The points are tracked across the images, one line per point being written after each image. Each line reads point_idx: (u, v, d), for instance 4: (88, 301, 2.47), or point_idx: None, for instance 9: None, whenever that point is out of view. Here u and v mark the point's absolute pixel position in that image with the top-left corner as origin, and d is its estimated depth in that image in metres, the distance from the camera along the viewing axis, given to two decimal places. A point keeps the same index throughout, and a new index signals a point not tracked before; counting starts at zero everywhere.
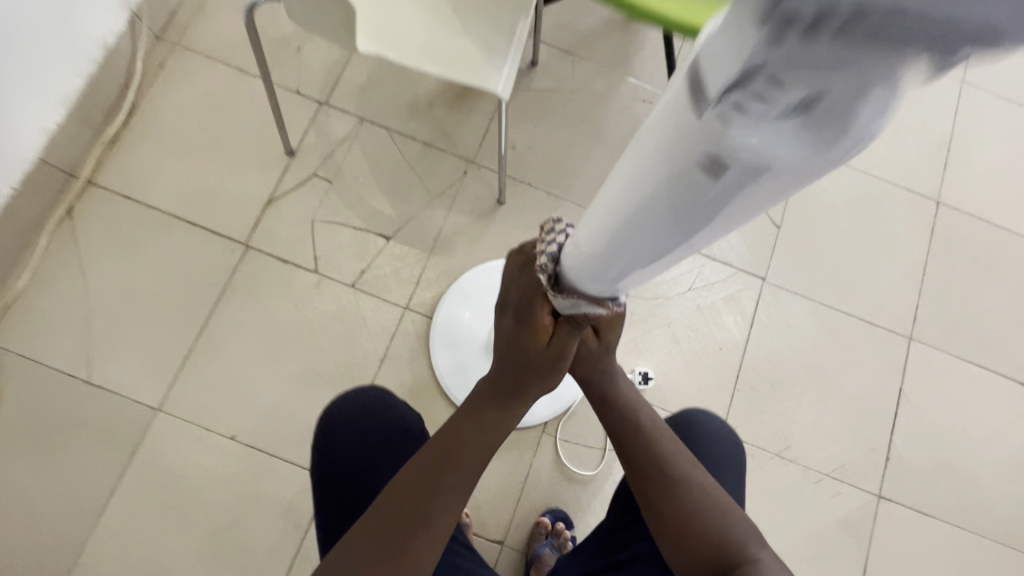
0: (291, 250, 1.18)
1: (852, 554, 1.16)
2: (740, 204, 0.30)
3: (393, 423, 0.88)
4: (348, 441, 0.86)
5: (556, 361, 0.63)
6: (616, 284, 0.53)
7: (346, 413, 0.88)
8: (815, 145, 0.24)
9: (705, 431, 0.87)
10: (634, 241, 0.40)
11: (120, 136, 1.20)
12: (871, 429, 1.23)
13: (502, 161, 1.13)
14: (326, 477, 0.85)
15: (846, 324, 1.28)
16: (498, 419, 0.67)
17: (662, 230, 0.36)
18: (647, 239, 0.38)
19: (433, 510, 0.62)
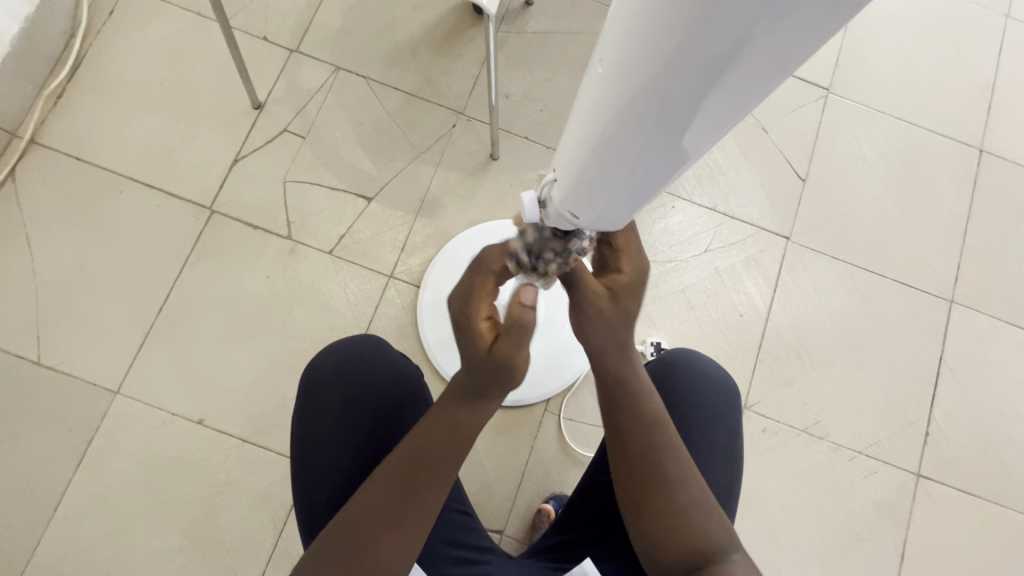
0: (261, 214, 1.06)
1: (890, 540, 1.05)
2: (729, 97, 0.29)
3: (381, 384, 0.73)
4: (328, 407, 0.71)
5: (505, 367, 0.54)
6: (606, 216, 0.44)
7: (325, 375, 0.73)
8: (755, 69, 0.26)
9: (689, 376, 0.70)
10: (599, 171, 0.39)
11: (68, 91, 1.08)
12: (908, 401, 1.11)
13: (494, 109, 1.00)
14: (306, 451, 0.71)
15: (879, 286, 1.15)
16: (467, 422, 0.59)
17: (630, 148, 0.35)
18: (614, 163, 0.37)
19: (392, 521, 0.58)
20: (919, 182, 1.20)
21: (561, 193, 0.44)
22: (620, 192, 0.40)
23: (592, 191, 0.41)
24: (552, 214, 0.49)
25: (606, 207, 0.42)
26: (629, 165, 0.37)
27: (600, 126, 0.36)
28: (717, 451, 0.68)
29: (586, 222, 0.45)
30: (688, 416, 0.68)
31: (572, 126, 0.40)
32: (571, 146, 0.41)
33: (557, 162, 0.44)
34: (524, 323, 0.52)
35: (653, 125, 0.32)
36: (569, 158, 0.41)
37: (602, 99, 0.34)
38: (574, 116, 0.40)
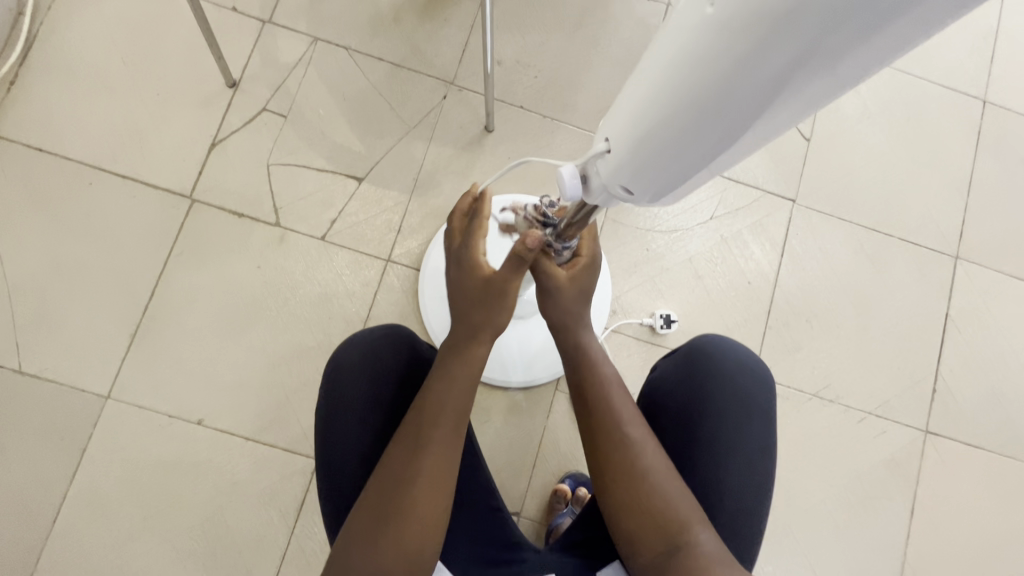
0: (246, 200, 0.99)
1: (900, 497, 1.06)
2: (864, 55, 0.25)
3: (399, 369, 0.70)
4: (348, 396, 0.68)
5: (496, 294, 0.60)
6: (660, 193, 0.40)
7: (347, 366, 0.68)
8: (912, 25, 0.23)
9: (716, 369, 0.67)
10: (667, 139, 0.35)
11: (23, 76, 0.99)
12: (915, 360, 1.11)
13: (489, 77, 0.94)
14: (327, 444, 0.67)
15: (885, 245, 1.13)
16: (460, 370, 0.61)
17: (717, 112, 0.31)
18: (690, 130, 0.33)
19: (414, 478, 0.56)
20: (923, 137, 1.17)
21: (613, 165, 0.40)
22: (686, 165, 0.36)
23: (652, 163, 0.37)
24: (596, 188, 0.44)
25: (665, 180, 0.38)
26: (708, 134, 0.33)
27: (686, 85, 0.32)
28: (752, 442, 0.66)
29: (642, 196, 0.41)
30: (719, 404, 0.66)
31: (639, 83, 0.36)
32: (636, 108, 0.36)
33: (609, 127, 0.40)
34: (518, 258, 0.57)
35: (758, 85, 0.29)
36: (629, 122, 0.37)
37: (695, 53, 0.30)
38: (645, 71, 0.35)
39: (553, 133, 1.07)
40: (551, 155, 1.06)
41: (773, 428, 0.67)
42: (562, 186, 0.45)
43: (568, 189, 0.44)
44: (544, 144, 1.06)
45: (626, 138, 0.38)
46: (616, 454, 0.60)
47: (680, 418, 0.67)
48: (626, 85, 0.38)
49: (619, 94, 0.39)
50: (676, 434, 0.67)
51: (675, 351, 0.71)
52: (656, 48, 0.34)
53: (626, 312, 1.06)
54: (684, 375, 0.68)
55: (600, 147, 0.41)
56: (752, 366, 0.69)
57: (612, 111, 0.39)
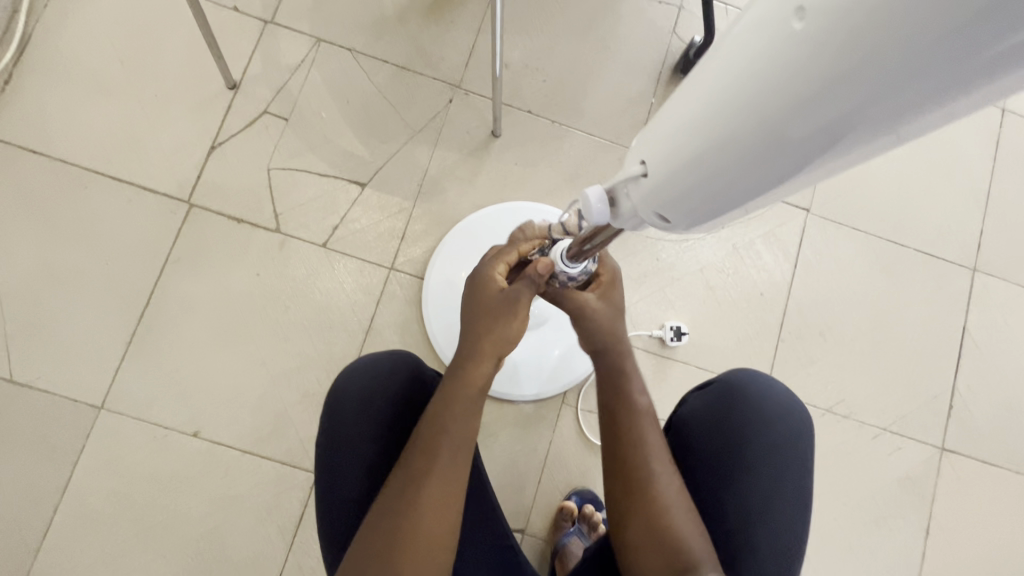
0: (245, 205, 0.97)
1: (915, 516, 1.03)
2: (958, 98, 0.23)
3: (404, 390, 0.67)
4: (353, 419, 0.65)
5: (511, 307, 0.60)
6: (697, 224, 0.37)
7: (349, 394, 0.65)
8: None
9: (753, 412, 0.67)
10: (712, 167, 0.32)
11: (18, 76, 0.97)
12: (931, 374, 1.08)
13: (497, 82, 0.91)
14: (331, 468, 0.64)
15: (901, 257, 1.10)
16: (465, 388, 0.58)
17: (774, 146, 0.29)
18: (739, 161, 0.31)
19: (418, 504, 0.53)
20: (939, 145, 1.15)
21: (649, 191, 0.37)
22: (726, 198, 0.33)
23: (689, 191, 0.34)
24: (624, 213, 0.41)
25: (702, 211, 0.35)
26: (760, 166, 0.30)
27: (744, 111, 0.29)
28: (786, 483, 0.65)
29: (677, 224, 0.38)
30: (754, 442, 0.66)
31: (685, 105, 0.33)
32: (678, 132, 0.34)
33: (644, 147, 0.37)
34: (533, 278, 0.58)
35: (827, 122, 0.26)
36: (669, 145, 0.34)
37: (760, 78, 0.28)
38: (694, 92, 0.33)
39: (561, 138, 1.04)
40: (559, 161, 1.03)
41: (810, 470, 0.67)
42: (588, 208, 0.42)
43: (594, 213, 0.42)
44: (552, 149, 1.03)
45: (664, 162, 0.35)
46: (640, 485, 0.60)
47: (712, 453, 0.66)
48: (667, 105, 0.36)
49: (659, 113, 0.36)
50: (707, 470, 0.66)
51: (707, 385, 0.70)
52: (710, 68, 0.32)
53: (635, 323, 1.03)
54: (717, 409, 0.68)
55: (634, 168, 0.38)
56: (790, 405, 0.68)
57: (651, 134, 0.37)
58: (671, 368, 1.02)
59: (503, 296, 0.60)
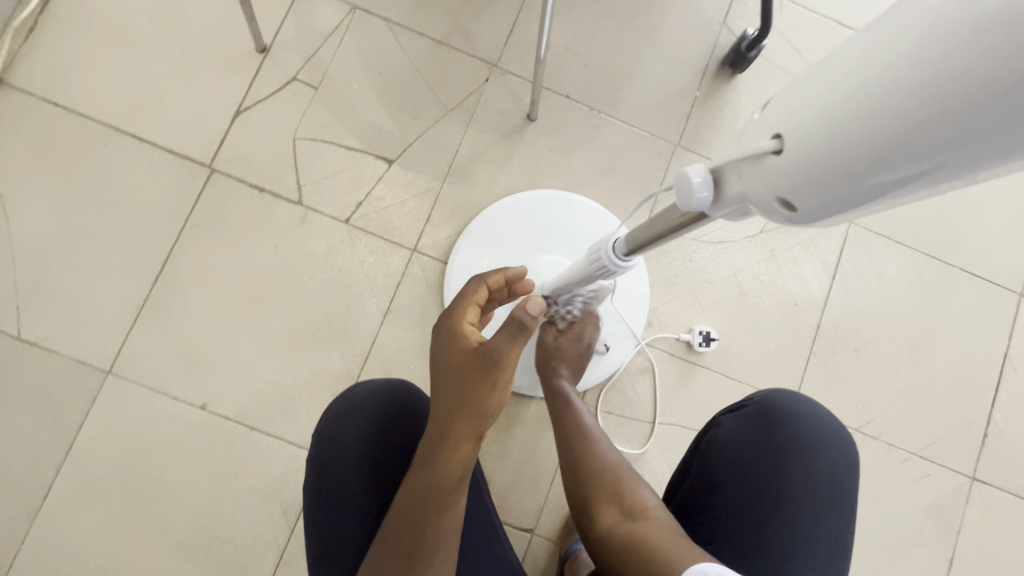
0: (268, 174, 0.93)
1: (939, 546, 0.98)
2: None
3: (388, 427, 0.68)
4: (348, 441, 0.66)
5: (491, 372, 0.53)
6: (817, 219, 0.32)
7: (336, 438, 0.66)
8: None
9: (790, 440, 0.67)
10: (853, 139, 0.27)
11: (42, 25, 0.93)
12: (967, 399, 1.03)
13: (540, 63, 0.87)
14: (325, 488, 0.65)
15: (946, 276, 1.05)
16: (440, 471, 0.53)
17: (934, 114, 0.24)
18: (888, 131, 0.26)
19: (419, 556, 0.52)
20: None
21: (764, 174, 0.33)
22: (859, 181, 0.28)
23: (816, 166, 0.29)
24: (728, 197, 0.37)
25: (821, 196, 0.30)
26: (912, 141, 0.25)
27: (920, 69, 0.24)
28: (820, 509, 0.65)
29: (797, 214, 0.33)
30: (790, 464, 0.66)
31: (837, 71, 0.29)
32: (820, 99, 0.29)
33: (771, 122, 0.33)
34: (517, 327, 0.52)
35: (1023, 85, 0.21)
36: (804, 113, 0.30)
37: (950, 29, 0.23)
38: (852, 56, 0.29)
39: (599, 128, 0.99)
40: (596, 151, 0.98)
41: (847, 496, 0.66)
42: (687, 189, 0.38)
43: (696, 196, 0.38)
44: (588, 138, 0.99)
45: (796, 131, 0.30)
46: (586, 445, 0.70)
47: (747, 476, 0.66)
48: (813, 72, 0.31)
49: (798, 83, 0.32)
50: (743, 493, 0.65)
51: (740, 407, 0.70)
52: (873, 37, 0.28)
53: (662, 325, 0.98)
54: (751, 433, 0.68)
55: (753, 144, 0.34)
56: (825, 428, 0.68)
57: (780, 107, 0.32)
58: (697, 373, 0.98)
59: (475, 356, 0.55)
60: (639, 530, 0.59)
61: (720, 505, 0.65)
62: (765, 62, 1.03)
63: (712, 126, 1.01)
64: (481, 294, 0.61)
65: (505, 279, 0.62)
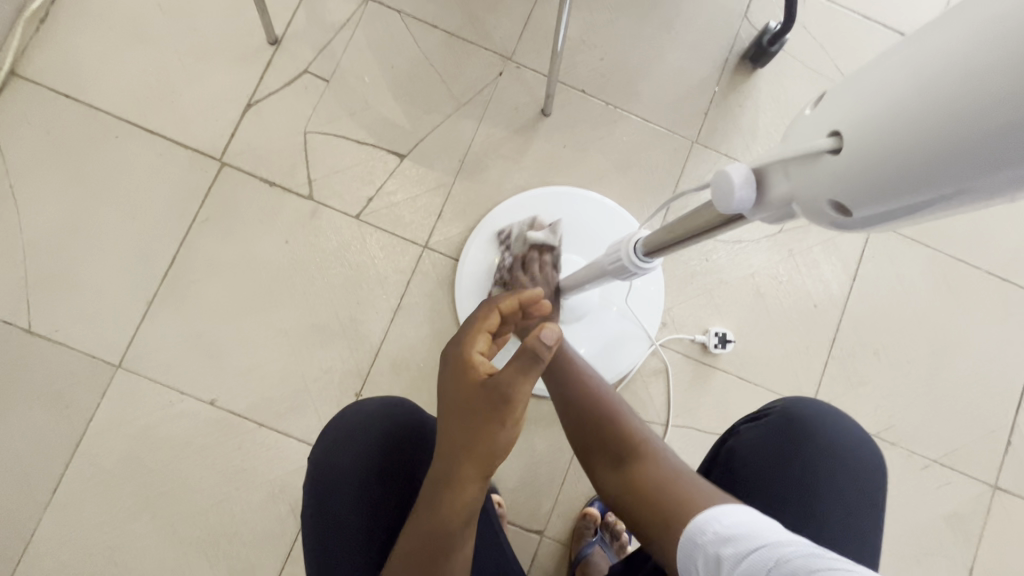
0: (278, 168, 0.92)
1: (959, 555, 0.96)
2: None
3: (393, 442, 0.67)
4: (356, 452, 0.66)
5: (499, 406, 0.50)
6: (874, 222, 0.30)
7: (340, 453, 0.66)
8: None
9: (823, 453, 0.65)
10: (907, 143, 0.26)
11: (54, 16, 0.93)
12: (991, 406, 1.00)
13: (555, 56, 0.85)
14: (327, 498, 0.65)
15: (971, 278, 1.02)
16: (447, 511, 0.51)
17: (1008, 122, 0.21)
18: (944, 134, 0.24)
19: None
20: None
21: (814, 176, 0.31)
22: (914, 185, 0.26)
23: (867, 170, 0.27)
24: (774, 199, 0.35)
25: (877, 199, 0.28)
26: (983, 148, 0.23)
27: (982, 69, 0.22)
28: (849, 518, 0.63)
29: (853, 216, 0.31)
30: (822, 479, 0.64)
31: (898, 67, 0.27)
32: (882, 95, 0.27)
33: (824, 120, 0.30)
34: (530, 357, 0.49)
35: None
36: (857, 113, 0.28)
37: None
38: (914, 51, 0.26)
39: (615, 123, 0.97)
40: (611, 147, 0.96)
41: (875, 505, 0.64)
42: (727, 190, 0.36)
43: (735, 197, 0.36)
44: (604, 133, 0.97)
45: (848, 131, 0.28)
46: (571, 397, 0.63)
47: (774, 485, 0.64)
48: (872, 67, 0.29)
49: (852, 79, 0.30)
50: (769, 502, 0.63)
51: (760, 418, 0.68)
52: (945, 29, 0.25)
53: (677, 326, 0.96)
54: (774, 443, 0.66)
55: (802, 144, 0.32)
56: (856, 444, 0.66)
57: (836, 102, 0.30)
58: (711, 376, 0.96)
59: (482, 387, 0.51)
60: (636, 480, 0.54)
61: (743, 512, 0.64)
62: (787, 57, 1.00)
63: (731, 122, 0.98)
64: (492, 322, 0.59)
65: (519, 304, 0.60)
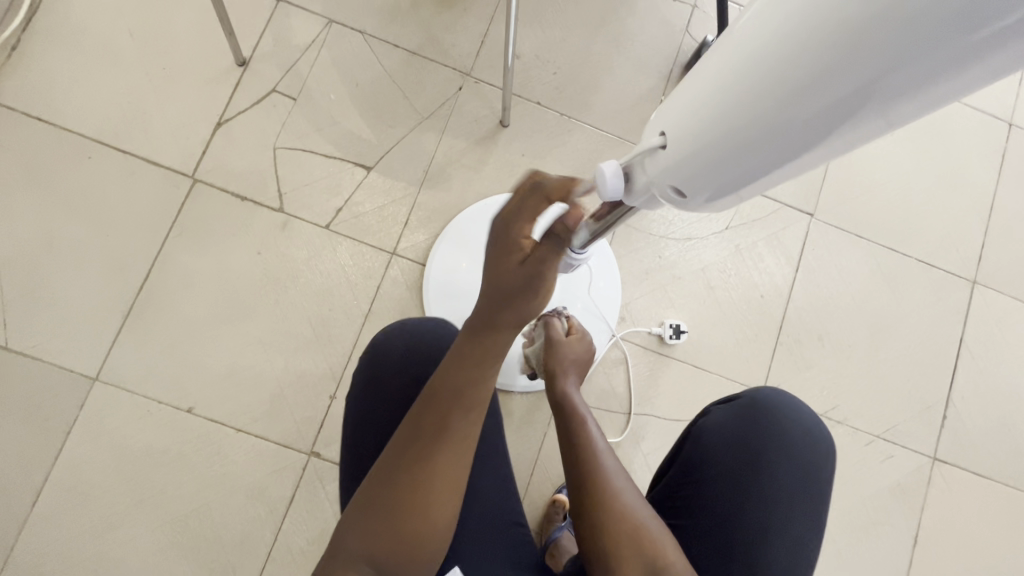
0: (249, 183, 0.96)
1: (903, 523, 1.03)
2: (922, 95, 0.26)
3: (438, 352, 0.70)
4: (386, 382, 0.69)
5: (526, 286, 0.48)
6: (702, 204, 0.39)
7: (392, 352, 0.70)
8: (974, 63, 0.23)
9: (781, 441, 0.71)
10: (744, 133, 0.32)
11: (25, 44, 0.96)
12: (926, 384, 1.08)
13: (508, 71, 0.91)
14: (366, 393, 0.69)
15: (903, 266, 1.10)
16: (477, 358, 0.53)
17: (769, 117, 0.31)
18: (742, 130, 0.32)
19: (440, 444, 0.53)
20: (947, 156, 1.14)
21: (660, 168, 0.38)
22: (730, 169, 0.35)
23: (699, 162, 0.35)
24: (637, 190, 0.42)
25: (703, 184, 0.36)
26: (760, 136, 0.32)
27: (756, 84, 0.31)
28: (801, 499, 0.69)
29: (689, 199, 0.39)
30: (779, 466, 0.70)
31: (713, 72, 0.33)
32: (688, 104, 0.35)
33: (658, 123, 0.38)
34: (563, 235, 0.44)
35: (818, 91, 0.28)
36: (693, 114, 0.35)
37: (765, 53, 0.30)
38: (710, 67, 0.34)
39: (570, 132, 1.03)
40: (566, 155, 1.03)
41: (824, 485, 0.71)
42: (602, 182, 0.42)
43: (609, 186, 0.42)
44: (559, 142, 1.03)
45: (678, 130, 0.36)
46: (600, 495, 0.60)
47: (734, 469, 0.70)
48: (692, 75, 0.36)
49: (681, 87, 0.37)
50: (729, 484, 0.69)
51: (733, 400, 0.74)
52: (717, 56, 0.34)
53: (635, 320, 1.03)
54: (741, 428, 0.71)
55: (646, 142, 0.39)
56: (812, 433, 0.72)
57: (664, 112, 0.38)
58: (668, 365, 1.02)
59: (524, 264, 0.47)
60: None
61: (705, 492, 0.70)
62: None
63: None
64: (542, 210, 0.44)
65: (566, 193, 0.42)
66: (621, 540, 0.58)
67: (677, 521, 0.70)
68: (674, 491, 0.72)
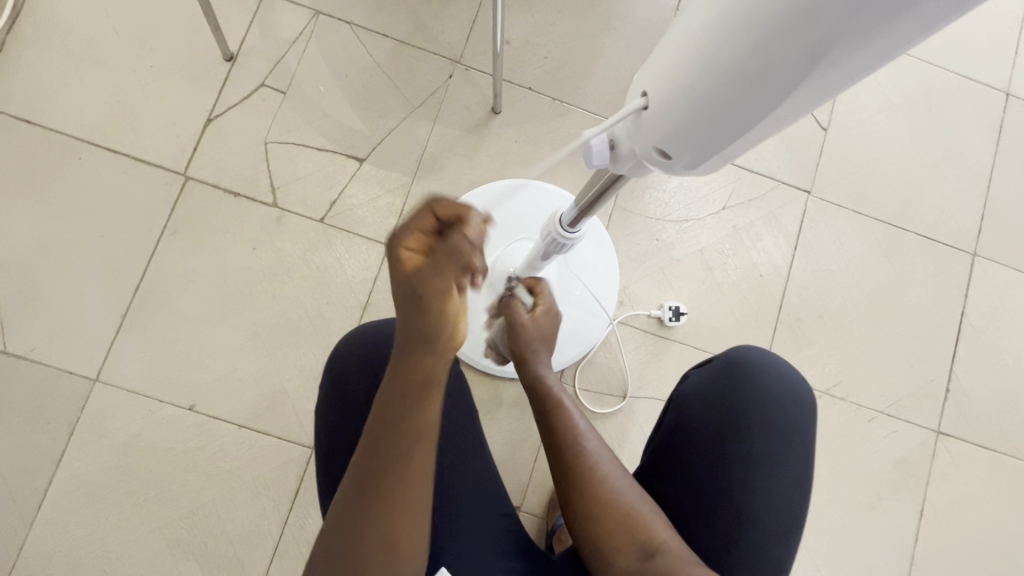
0: (242, 179, 0.95)
1: (909, 497, 1.03)
2: (877, 40, 0.28)
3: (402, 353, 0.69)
4: (354, 390, 0.69)
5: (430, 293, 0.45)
6: (687, 165, 0.41)
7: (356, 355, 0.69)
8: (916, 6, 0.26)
9: (755, 398, 0.70)
10: (717, 89, 0.34)
11: (11, 46, 0.95)
12: (929, 358, 1.07)
13: (497, 56, 0.90)
14: (336, 397, 0.69)
15: (902, 241, 1.09)
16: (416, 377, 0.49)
17: (739, 73, 0.33)
18: (715, 88, 0.34)
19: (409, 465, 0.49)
20: (944, 127, 1.12)
21: (643, 131, 0.41)
22: (707, 128, 0.37)
23: (680, 122, 0.38)
24: (623, 155, 0.45)
25: (685, 144, 0.39)
26: (732, 92, 0.34)
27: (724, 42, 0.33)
28: (784, 459, 0.69)
29: (673, 160, 0.41)
30: (756, 428, 0.69)
31: (686, 34, 0.36)
32: (663, 67, 0.38)
33: (638, 87, 0.41)
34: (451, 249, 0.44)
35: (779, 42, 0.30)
36: (670, 77, 0.37)
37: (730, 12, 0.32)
38: (682, 29, 0.36)
39: (562, 117, 1.03)
40: (559, 140, 1.02)
41: (806, 441, 0.70)
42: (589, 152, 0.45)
43: (594, 154, 0.45)
44: (552, 127, 1.02)
45: (657, 92, 0.38)
46: (589, 480, 0.60)
47: (712, 433, 0.69)
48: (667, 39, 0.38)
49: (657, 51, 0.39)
50: (708, 447, 0.69)
51: (708, 362, 0.74)
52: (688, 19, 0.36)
53: (634, 303, 1.02)
54: (714, 390, 0.71)
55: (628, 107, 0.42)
56: (790, 392, 0.71)
57: (643, 77, 0.40)
58: (669, 348, 1.02)
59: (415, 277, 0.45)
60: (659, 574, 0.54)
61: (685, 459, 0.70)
62: None
63: None
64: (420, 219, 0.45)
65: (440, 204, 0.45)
66: (610, 525, 0.58)
67: (662, 489, 0.70)
68: (658, 459, 0.72)
